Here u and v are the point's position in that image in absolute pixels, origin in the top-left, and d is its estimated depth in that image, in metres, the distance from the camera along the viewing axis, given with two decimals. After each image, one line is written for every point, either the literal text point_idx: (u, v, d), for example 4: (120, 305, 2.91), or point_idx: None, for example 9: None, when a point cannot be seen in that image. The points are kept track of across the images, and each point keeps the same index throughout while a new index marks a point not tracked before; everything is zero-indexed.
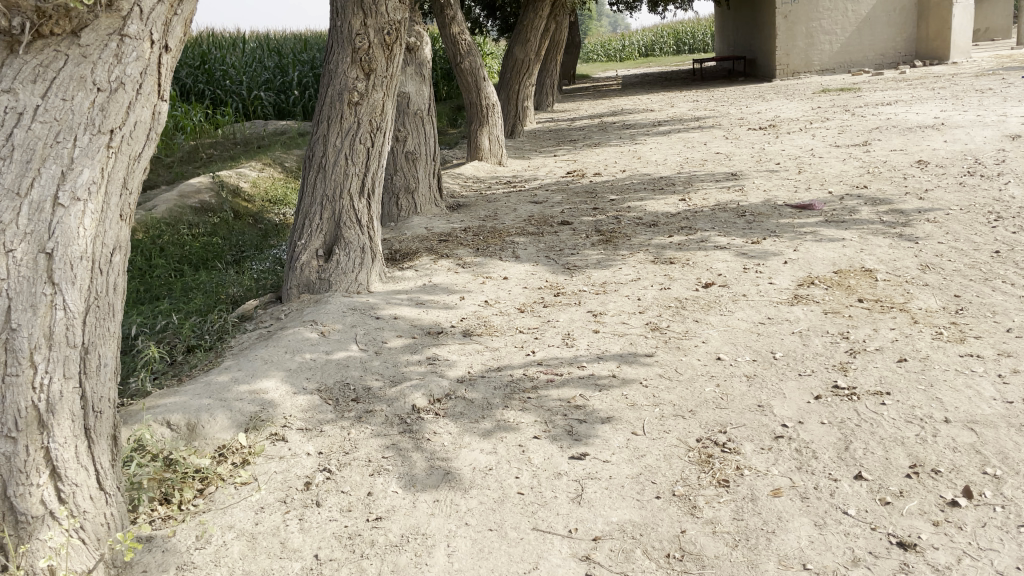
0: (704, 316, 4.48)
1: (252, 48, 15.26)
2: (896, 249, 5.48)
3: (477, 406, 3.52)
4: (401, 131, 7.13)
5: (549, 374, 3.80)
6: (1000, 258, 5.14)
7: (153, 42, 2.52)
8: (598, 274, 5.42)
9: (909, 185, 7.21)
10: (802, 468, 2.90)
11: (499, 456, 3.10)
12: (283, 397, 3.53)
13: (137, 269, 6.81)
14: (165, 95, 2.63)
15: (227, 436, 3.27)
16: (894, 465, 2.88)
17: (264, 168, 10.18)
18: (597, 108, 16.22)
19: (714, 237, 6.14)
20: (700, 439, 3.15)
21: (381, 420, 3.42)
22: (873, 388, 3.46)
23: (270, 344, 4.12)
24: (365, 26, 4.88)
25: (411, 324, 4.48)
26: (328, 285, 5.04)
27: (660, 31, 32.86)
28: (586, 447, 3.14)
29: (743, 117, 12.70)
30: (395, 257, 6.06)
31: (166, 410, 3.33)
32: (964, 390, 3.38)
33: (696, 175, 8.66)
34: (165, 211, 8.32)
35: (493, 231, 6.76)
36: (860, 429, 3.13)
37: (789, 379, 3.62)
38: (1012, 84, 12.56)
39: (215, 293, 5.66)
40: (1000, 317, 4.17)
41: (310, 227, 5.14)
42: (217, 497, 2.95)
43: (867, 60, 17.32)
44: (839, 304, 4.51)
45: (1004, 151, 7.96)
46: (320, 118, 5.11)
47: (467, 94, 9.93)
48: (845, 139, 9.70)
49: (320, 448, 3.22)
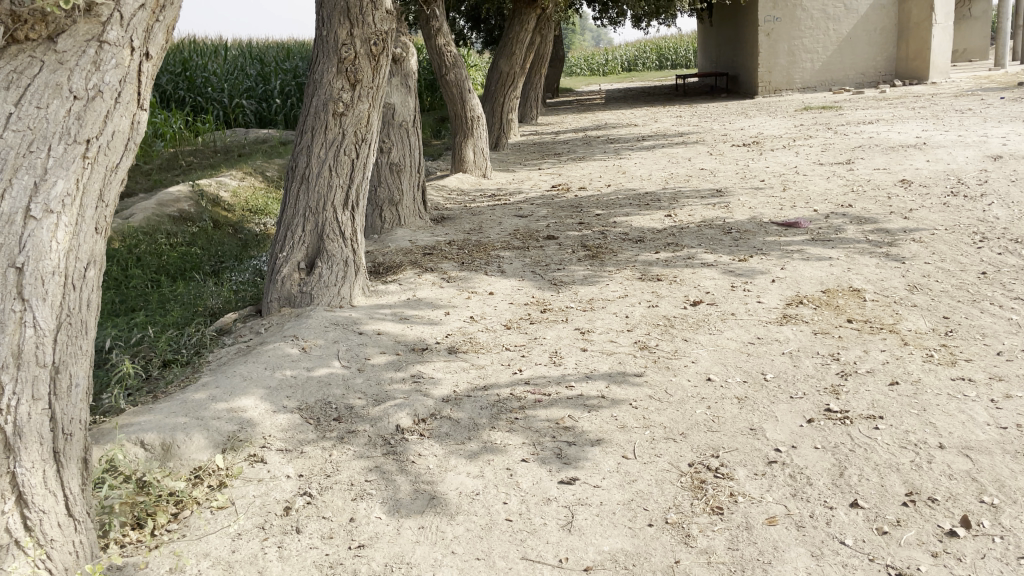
0: (693, 335, 4.42)
1: (234, 55, 15.14)
2: (883, 269, 5.46)
3: (463, 426, 3.43)
4: (386, 142, 7.07)
5: (537, 394, 3.71)
6: (987, 279, 5.14)
7: (134, 49, 2.42)
8: (585, 290, 5.36)
9: (894, 204, 7.21)
10: (797, 495, 2.84)
11: (486, 480, 3.01)
12: (262, 416, 3.42)
13: (113, 278, 6.66)
14: (145, 105, 2.52)
15: (204, 457, 3.15)
16: (891, 493, 2.82)
17: (244, 176, 10.04)
18: (581, 122, 16.21)
19: (700, 254, 6.10)
20: (692, 464, 3.08)
21: (364, 440, 3.32)
22: (866, 412, 3.41)
23: (249, 360, 4.00)
24: (352, 36, 4.80)
25: (395, 340, 4.38)
26: (310, 298, 4.94)
27: (642, 47, 33.07)
28: (577, 472, 3.05)
29: (727, 133, 12.74)
30: (378, 270, 5.96)
31: (139, 429, 3.21)
32: (957, 415, 3.33)
33: (681, 190, 8.64)
34: (143, 220, 8.18)
35: (478, 244, 6.68)
36: (854, 455, 3.07)
37: (780, 401, 3.56)
38: (992, 105, 12.70)
39: (193, 305, 5.53)
40: (989, 340, 4.15)
41: (292, 239, 5.04)
42: (193, 522, 2.83)
43: (847, 79, 17.50)
44: (829, 324, 4.47)
45: (986, 172, 8.01)
46: (304, 128, 5.02)
47: (452, 106, 9.86)
48: (829, 157, 9.74)
49: (300, 470, 3.11)
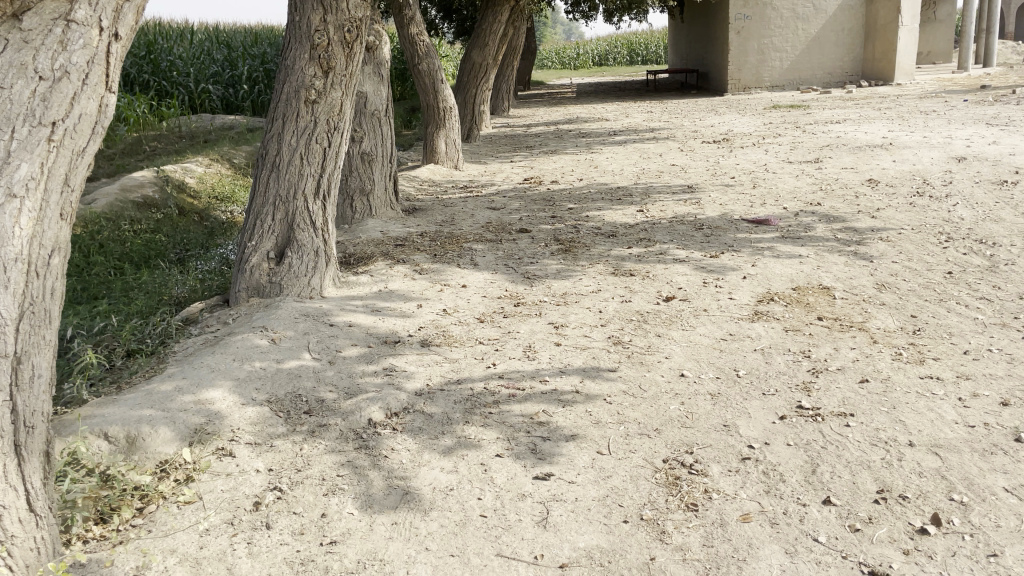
0: (666, 331, 4.42)
1: (201, 39, 14.84)
2: (852, 267, 5.53)
3: (437, 421, 3.39)
4: (358, 131, 6.98)
5: (511, 389, 3.69)
6: (953, 278, 5.22)
7: (103, 29, 2.34)
8: (558, 284, 5.34)
9: (861, 204, 7.30)
10: (770, 492, 2.85)
11: (460, 475, 2.98)
12: (231, 408, 3.35)
13: (74, 265, 6.50)
14: (115, 87, 2.44)
15: (171, 450, 3.07)
16: (863, 490, 2.85)
17: (210, 163, 9.87)
18: (552, 115, 16.19)
19: (672, 250, 6.11)
20: (666, 460, 3.07)
21: (336, 434, 3.26)
22: (838, 409, 3.44)
23: (216, 352, 3.92)
24: (325, 23, 4.70)
25: (366, 333, 4.33)
26: (279, 289, 4.87)
27: (614, 41, 33.13)
28: (552, 467, 3.03)
29: (697, 129, 12.81)
30: (349, 261, 5.89)
31: (103, 421, 3.12)
32: (926, 413, 3.38)
33: (652, 186, 8.66)
34: (105, 207, 7.99)
35: (450, 237, 6.63)
36: (826, 452, 3.10)
37: (753, 398, 3.57)
38: (956, 107, 12.93)
39: (158, 293, 5.41)
40: (956, 339, 4.21)
41: (261, 228, 4.94)
42: (158, 517, 2.75)
43: (815, 78, 17.70)
44: (799, 321, 4.51)
45: (951, 173, 8.14)
46: (274, 115, 4.92)
47: (424, 97, 9.76)
48: (798, 155, 9.84)
49: (270, 464, 3.05)
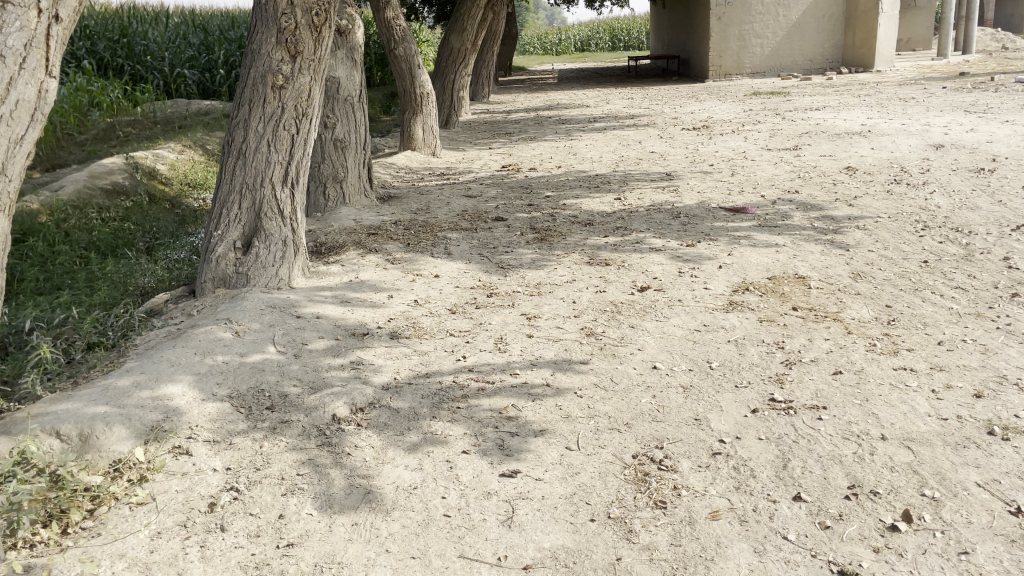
0: (639, 322, 4.36)
1: (176, 23, 14.58)
2: (828, 256, 5.49)
3: (403, 416, 3.31)
4: (330, 117, 6.85)
5: (480, 382, 3.61)
6: (928, 267, 5.20)
7: (41, 11, 2.24)
8: (532, 274, 5.27)
9: (839, 191, 7.27)
10: (740, 488, 2.80)
11: (424, 473, 2.90)
12: (190, 404, 3.26)
13: (38, 255, 6.33)
14: (55, 72, 2.33)
15: (126, 449, 2.98)
16: (834, 485, 2.80)
17: (183, 150, 9.70)
18: (532, 101, 16.07)
19: (649, 238, 6.05)
20: (636, 455, 3.01)
21: (298, 431, 3.18)
22: (810, 402, 3.39)
23: (177, 345, 3.80)
24: (292, 5, 4.56)
25: (334, 324, 4.23)
26: (245, 279, 4.77)
27: (596, 26, 32.97)
28: (519, 464, 2.96)
29: (678, 116, 12.74)
30: (320, 250, 5.78)
31: (56, 419, 3.01)
32: (899, 405, 3.34)
33: (631, 173, 8.59)
34: (73, 194, 7.82)
35: (425, 225, 6.53)
36: (798, 446, 3.05)
37: (725, 391, 3.52)
38: (934, 94, 12.94)
39: (123, 283, 5.28)
40: (930, 329, 4.18)
41: (227, 217, 4.81)
42: (109, 519, 2.66)
43: (796, 65, 17.68)
44: (774, 312, 4.46)
45: (928, 160, 8.13)
46: (240, 100, 4.77)
47: (401, 82, 9.62)
48: (777, 142, 9.80)
49: (228, 463, 2.96)
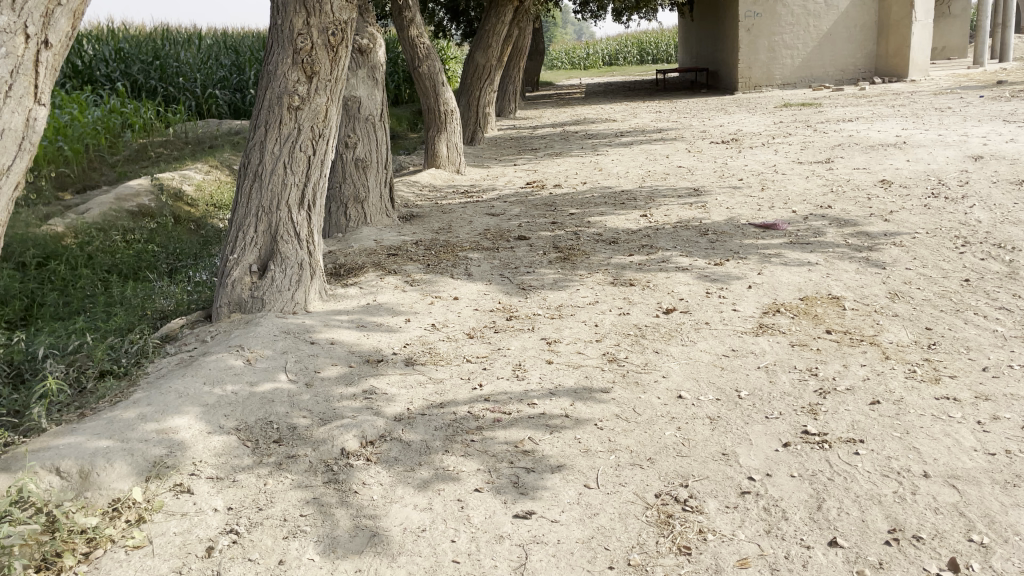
0: (664, 347, 4.18)
1: (208, 44, 14.71)
2: (863, 275, 5.26)
3: (414, 450, 3.17)
4: (351, 137, 6.78)
5: (496, 413, 3.46)
6: (970, 286, 4.95)
7: (29, 36, 2.17)
8: (554, 295, 5.11)
9: (874, 206, 7.03)
10: (770, 532, 2.62)
11: (434, 514, 2.75)
12: (195, 438, 3.15)
13: (61, 279, 6.29)
14: (43, 99, 2.27)
15: (126, 486, 2.87)
16: (873, 529, 2.61)
17: (210, 171, 9.71)
18: (559, 117, 15.94)
19: (675, 257, 5.87)
20: (659, 495, 2.84)
21: (305, 466, 3.05)
22: (846, 435, 3.19)
23: (187, 373, 3.70)
24: (308, 26, 4.50)
25: (349, 351, 4.11)
26: (261, 304, 4.66)
27: (624, 40, 32.83)
28: (534, 504, 2.80)
29: (706, 129, 12.53)
30: (339, 272, 5.67)
31: (56, 455, 2.92)
32: (942, 439, 3.12)
33: (658, 189, 8.41)
34: (99, 216, 7.83)
35: (446, 245, 6.41)
36: (833, 485, 2.85)
37: (755, 422, 3.32)
38: (971, 103, 12.59)
39: (141, 307, 5.21)
40: (974, 354, 3.95)
41: (243, 240, 4.73)
42: (103, 564, 2.55)
43: (827, 76, 17.39)
44: (807, 335, 4.26)
45: (967, 172, 7.84)
46: (257, 122, 4.69)
47: (425, 100, 9.54)
48: (808, 155, 9.56)
49: (230, 502, 2.84)
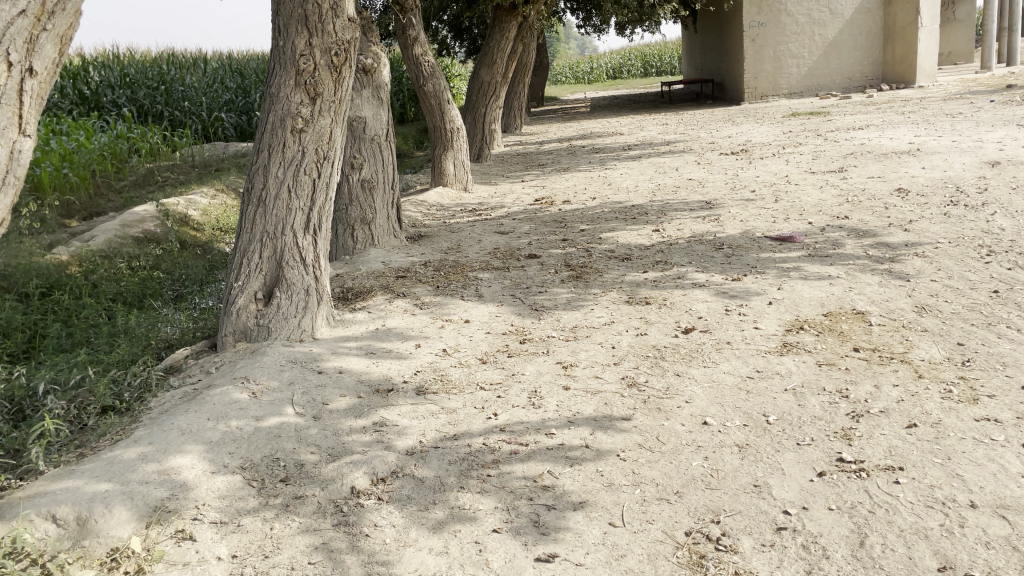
0: (685, 369, 4.01)
1: (214, 68, 14.67)
2: (887, 287, 5.10)
3: (428, 487, 3.02)
4: (356, 158, 6.66)
5: (513, 444, 3.30)
6: (999, 298, 4.78)
7: (12, 64, 2.09)
8: (568, 316, 4.96)
9: (892, 216, 6.85)
10: (811, 573, 2.45)
11: (450, 558, 2.60)
12: (199, 478, 3.01)
13: (65, 310, 6.16)
14: (28, 130, 2.19)
15: (125, 534, 2.73)
16: (921, 568, 2.43)
17: (216, 194, 9.62)
18: (565, 131, 15.83)
19: (691, 273, 5.71)
20: (690, 532, 2.67)
21: (313, 508, 2.90)
22: (884, 463, 3.01)
23: (190, 408, 3.54)
24: (310, 47, 4.40)
25: (358, 380, 3.96)
26: (267, 332, 4.52)
27: (627, 54, 32.80)
28: (557, 546, 2.64)
29: (714, 141, 12.38)
30: (347, 296, 5.53)
31: (52, 502, 2.78)
32: (987, 464, 2.94)
33: (669, 203, 8.27)
34: (104, 243, 7.70)
35: (455, 265, 6.27)
36: (875, 518, 2.67)
37: (786, 450, 3.15)
38: (982, 108, 12.42)
39: (145, 337, 5.05)
40: (1012, 370, 3.76)
41: (248, 267, 4.58)
42: None
43: (834, 83, 17.25)
44: (834, 353, 4.09)
45: (985, 179, 7.67)
46: (259, 146, 4.57)
47: (431, 118, 9.41)
48: (820, 165, 9.40)
49: (234, 550, 2.69)
